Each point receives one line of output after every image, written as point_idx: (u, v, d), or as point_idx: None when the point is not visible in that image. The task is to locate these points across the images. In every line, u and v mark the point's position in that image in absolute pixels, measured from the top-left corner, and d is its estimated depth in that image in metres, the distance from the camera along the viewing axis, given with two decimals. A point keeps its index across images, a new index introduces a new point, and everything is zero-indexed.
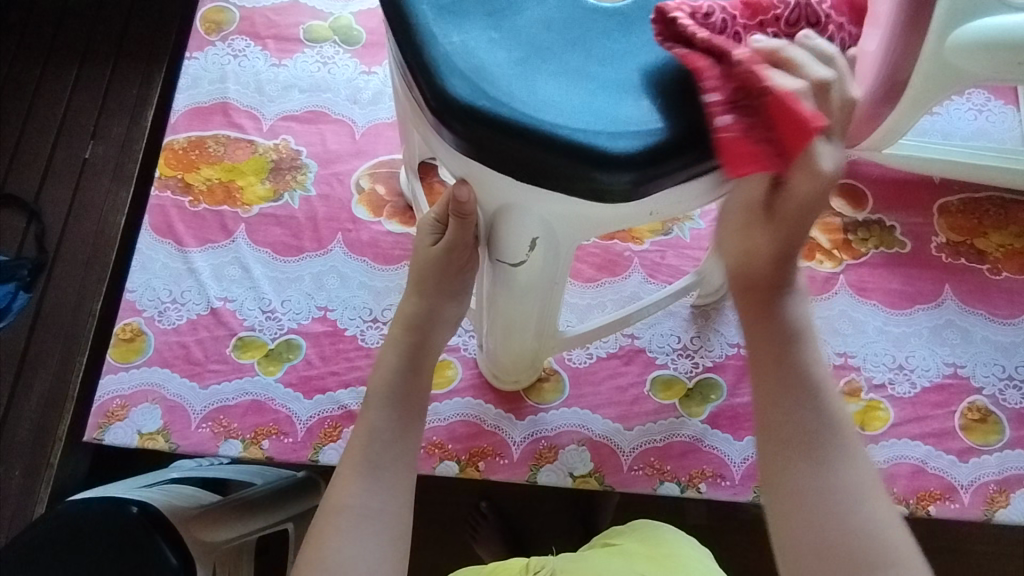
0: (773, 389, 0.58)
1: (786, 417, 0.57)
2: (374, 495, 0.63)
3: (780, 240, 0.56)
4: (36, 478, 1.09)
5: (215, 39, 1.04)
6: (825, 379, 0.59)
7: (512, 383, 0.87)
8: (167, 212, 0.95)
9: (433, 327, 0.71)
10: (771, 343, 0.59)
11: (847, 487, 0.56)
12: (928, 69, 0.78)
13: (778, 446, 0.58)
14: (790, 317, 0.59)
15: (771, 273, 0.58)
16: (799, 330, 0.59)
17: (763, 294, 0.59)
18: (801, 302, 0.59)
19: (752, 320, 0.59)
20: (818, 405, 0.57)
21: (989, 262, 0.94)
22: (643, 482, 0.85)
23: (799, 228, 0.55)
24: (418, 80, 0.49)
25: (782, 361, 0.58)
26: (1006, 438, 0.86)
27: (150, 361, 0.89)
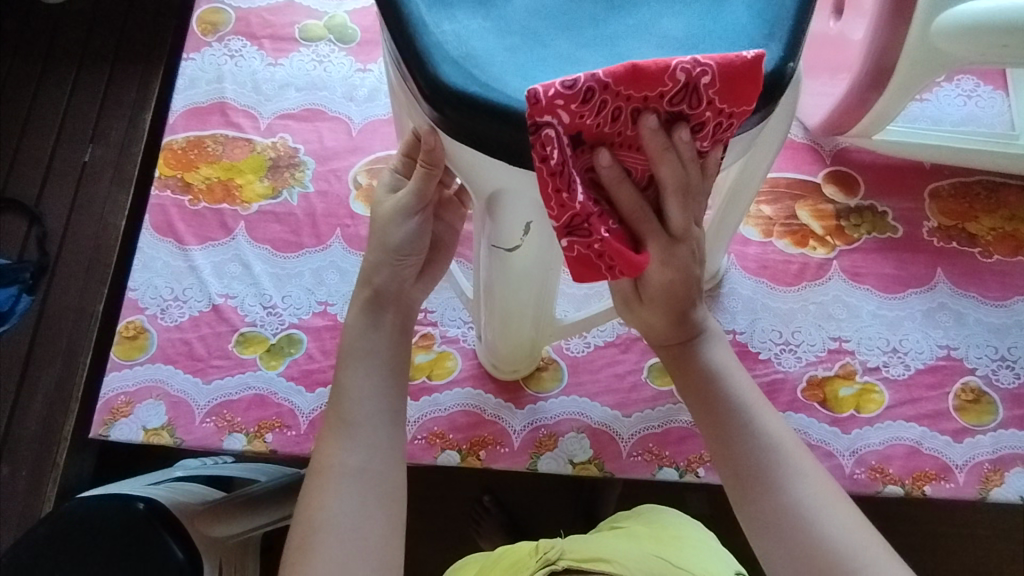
0: (714, 430, 0.61)
1: (729, 456, 0.60)
2: (357, 453, 0.61)
3: (663, 312, 0.62)
4: (44, 478, 1.10)
5: (211, 40, 1.06)
6: (763, 411, 0.61)
7: (511, 372, 0.88)
8: (167, 211, 0.97)
9: (393, 268, 0.66)
10: (700, 386, 0.62)
11: (798, 509, 0.57)
12: (915, 54, 0.79)
13: (734, 479, 0.59)
14: (703, 359, 0.63)
15: (677, 329, 0.63)
16: (719, 370, 0.63)
17: (671, 348, 0.65)
18: (710, 343, 0.64)
19: (666, 357, 0.65)
20: (755, 432, 0.60)
21: (981, 245, 0.95)
22: (642, 468, 0.86)
23: (679, 297, 0.61)
24: (409, 68, 0.50)
25: (713, 404, 0.61)
26: (999, 418, 0.87)
27: (153, 358, 0.90)
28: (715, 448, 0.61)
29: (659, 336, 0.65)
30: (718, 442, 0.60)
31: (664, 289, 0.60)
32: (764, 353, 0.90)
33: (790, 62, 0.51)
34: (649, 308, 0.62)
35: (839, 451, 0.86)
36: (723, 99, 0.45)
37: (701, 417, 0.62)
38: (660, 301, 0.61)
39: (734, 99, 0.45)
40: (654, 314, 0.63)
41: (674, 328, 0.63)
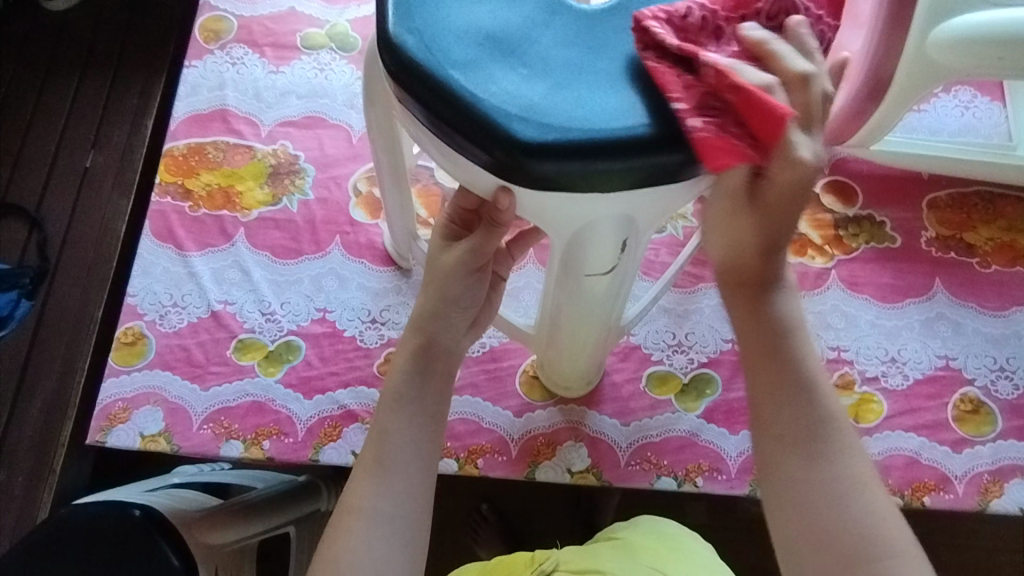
0: (768, 389, 0.56)
1: (778, 419, 0.55)
2: (387, 497, 0.60)
3: (767, 228, 0.54)
4: (39, 484, 1.10)
5: (213, 48, 1.06)
6: (820, 377, 0.56)
7: (563, 390, 0.88)
8: (167, 217, 0.97)
9: (460, 313, 0.68)
10: (766, 341, 0.56)
11: (843, 483, 0.53)
12: (912, 66, 0.79)
13: (775, 440, 0.55)
14: (778, 308, 0.57)
15: (761, 267, 0.56)
16: (789, 326, 0.57)
17: (748, 289, 0.57)
18: (787, 293, 0.57)
19: (738, 299, 0.57)
20: (810, 398, 0.55)
21: (979, 256, 0.95)
22: (640, 477, 0.86)
23: (789, 213, 0.53)
24: (479, 140, 0.52)
25: (775, 358, 0.56)
26: (998, 428, 0.87)
27: (151, 364, 0.90)
28: (763, 407, 0.56)
29: (736, 272, 0.57)
30: (772, 403, 0.56)
31: (786, 193, 0.52)
32: None
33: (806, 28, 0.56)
34: (757, 219, 0.54)
35: None
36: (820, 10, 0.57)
37: (758, 372, 0.56)
38: (777, 211, 0.53)
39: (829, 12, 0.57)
40: (752, 233, 0.55)
41: (761, 264, 0.56)
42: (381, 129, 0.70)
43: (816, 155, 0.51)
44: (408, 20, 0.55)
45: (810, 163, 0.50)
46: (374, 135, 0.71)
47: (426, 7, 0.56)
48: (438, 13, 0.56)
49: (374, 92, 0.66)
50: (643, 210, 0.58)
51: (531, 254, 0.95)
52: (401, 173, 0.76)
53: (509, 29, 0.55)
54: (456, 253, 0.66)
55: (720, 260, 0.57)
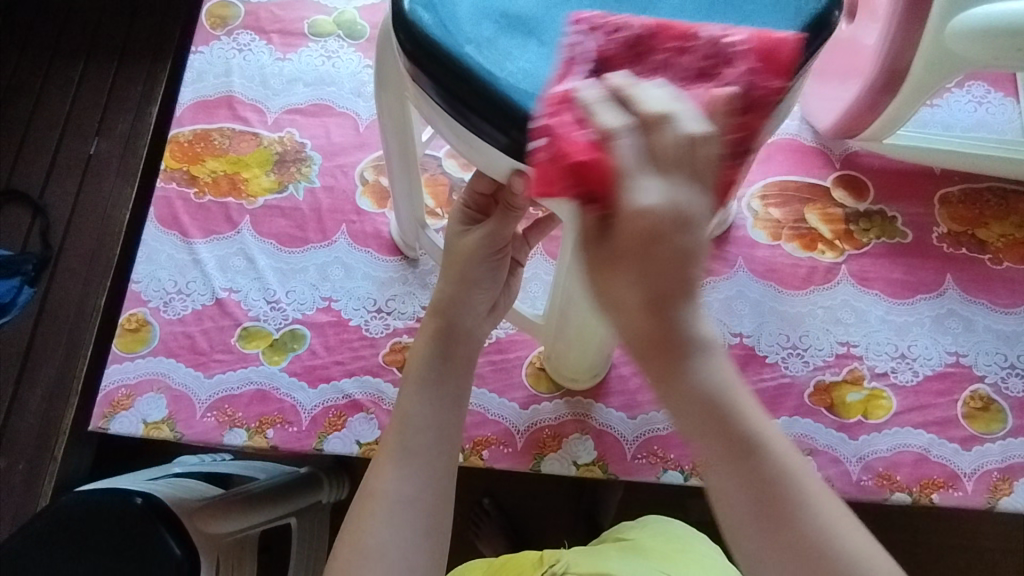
0: (730, 459, 0.47)
1: (735, 492, 0.47)
2: (409, 482, 0.59)
3: (646, 282, 0.40)
4: (39, 472, 1.09)
5: (220, 34, 1.05)
6: (773, 438, 0.48)
7: (569, 381, 0.88)
8: (172, 203, 0.96)
9: (478, 295, 0.67)
10: (705, 410, 0.45)
11: (822, 546, 0.47)
12: (930, 56, 0.79)
13: (756, 515, 0.48)
14: (703, 371, 0.44)
15: (660, 328, 0.42)
16: (716, 393, 0.45)
17: (662, 356, 0.43)
18: (706, 350, 0.44)
19: (652, 359, 0.43)
20: (768, 457, 0.47)
21: (991, 252, 0.94)
22: (647, 470, 0.85)
23: (663, 250, 0.39)
24: (495, 119, 0.51)
25: (730, 426, 0.46)
26: (1008, 426, 0.86)
27: (155, 351, 0.89)
28: (714, 476, 0.48)
29: (640, 338, 0.43)
30: (713, 467, 0.48)
31: (642, 237, 0.39)
32: (771, 356, 0.89)
33: (834, 11, 0.55)
34: (633, 291, 0.41)
35: (846, 457, 0.85)
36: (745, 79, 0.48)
37: (712, 442, 0.47)
38: (634, 256, 0.40)
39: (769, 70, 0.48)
40: (632, 289, 0.41)
41: (656, 324, 0.42)
42: (392, 111, 0.69)
43: (663, 199, 0.39)
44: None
45: (659, 211, 0.39)
46: (384, 118, 0.69)
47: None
48: None
49: (385, 71, 0.64)
50: None
51: (539, 246, 0.94)
52: (410, 160, 0.76)
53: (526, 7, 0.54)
54: (474, 237, 0.66)
55: (627, 330, 0.43)
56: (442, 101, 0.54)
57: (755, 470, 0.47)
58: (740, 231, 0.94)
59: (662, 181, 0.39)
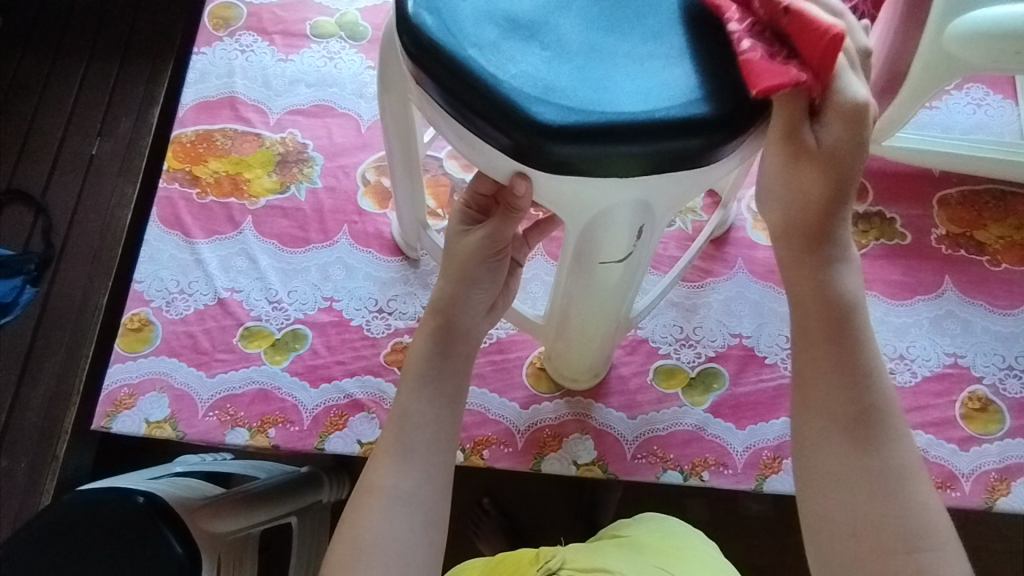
0: (853, 376, 0.60)
1: (826, 398, 0.60)
2: (406, 477, 0.61)
3: (829, 175, 0.55)
4: (42, 470, 1.10)
5: (223, 35, 1.06)
6: (880, 401, 0.60)
7: (569, 381, 0.88)
8: (175, 204, 0.97)
9: (478, 295, 0.67)
10: (822, 320, 0.60)
11: (904, 483, 0.59)
12: (927, 59, 0.79)
13: (847, 428, 0.59)
14: (842, 281, 0.60)
15: (819, 221, 0.58)
16: (850, 302, 0.60)
17: (803, 250, 0.60)
18: (856, 298, 0.61)
19: (803, 273, 0.60)
20: (879, 389, 0.60)
21: (989, 254, 0.95)
22: (646, 470, 0.86)
23: (846, 168, 0.55)
24: (496, 120, 0.52)
25: (851, 346, 0.60)
26: (1006, 427, 0.86)
27: (157, 350, 0.90)
28: (817, 400, 0.61)
29: (801, 222, 0.59)
30: (818, 382, 0.61)
31: (834, 148, 0.54)
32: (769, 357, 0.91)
33: (831, 17, 0.55)
34: (815, 174, 0.55)
35: None
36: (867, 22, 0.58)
37: (826, 364, 0.60)
38: (821, 161, 0.55)
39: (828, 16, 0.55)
40: (778, 151, 0.56)
41: (821, 217, 0.58)
42: (394, 113, 0.69)
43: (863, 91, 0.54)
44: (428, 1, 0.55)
45: (860, 96, 0.54)
46: (387, 120, 0.70)
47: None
48: None
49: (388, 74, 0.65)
50: (658, 194, 0.57)
51: (540, 247, 0.95)
52: (413, 162, 0.76)
53: (527, 14, 0.55)
54: (474, 239, 0.65)
55: (772, 213, 0.60)
56: (445, 103, 0.54)
57: (861, 400, 0.60)
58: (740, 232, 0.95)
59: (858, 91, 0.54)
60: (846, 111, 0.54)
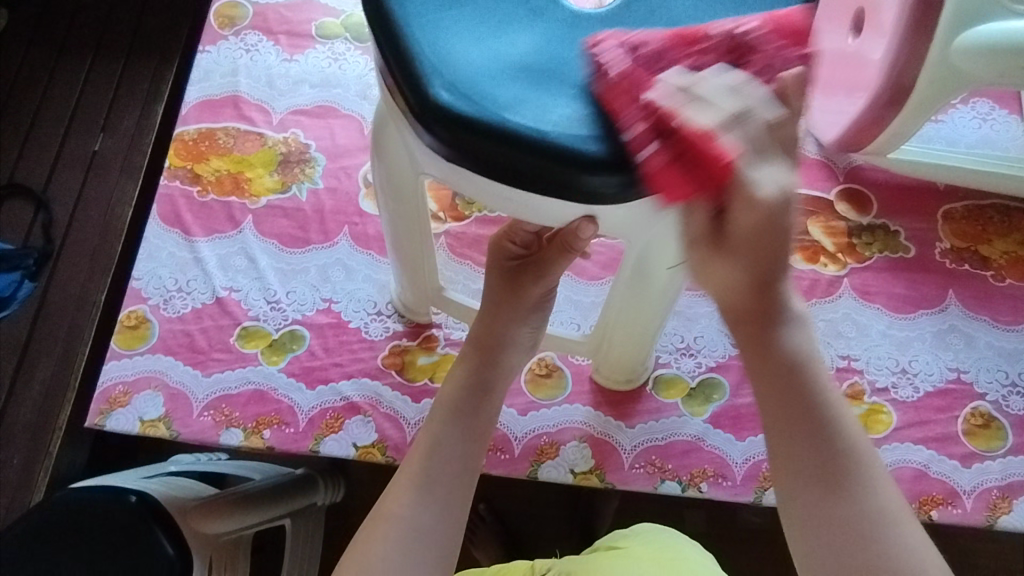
0: (806, 430, 0.50)
1: (801, 456, 0.50)
2: (424, 510, 0.59)
3: (749, 265, 0.49)
4: (35, 466, 1.09)
5: (228, 34, 1.06)
6: (848, 425, 0.51)
7: (624, 382, 0.88)
8: (175, 201, 0.96)
9: (513, 351, 0.70)
10: (790, 378, 0.51)
11: (872, 518, 0.49)
12: (935, 72, 0.78)
13: (823, 488, 0.50)
14: (791, 345, 0.51)
15: (756, 301, 0.51)
16: (800, 360, 0.51)
17: (751, 327, 0.51)
18: (800, 328, 0.51)
19: (749, 320, 0.51)
20: (839, 433, 0.50)
21: (993, 269, 0.94)
22: (644, 480, 0.85)
23: (771, 241, 0.48)
24: (560, 178, 0.51)
25: (800, 400, 0.50)
26: (1009, 444, 0.85)
27: (153, 348, 0.89)
28: (785, 449, 0.51)
29: (740, 310, 0.51)
30: (773, 426, 0.51)
31: (756, 226, 0.47)
32: None
33: None
34: (730, 259, 0.50)
35: None
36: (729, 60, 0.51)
37: (793, 420, 0.50)
38: (741, 247, 0.49)
39: (739, 66, 0.51)
40: (735, 271, 0.50)
41: (758, 299, 0.50)
42: (394, 197, 0.69)
43: (780, 189, 0.48)
44: (439, 76, 0.52)
45: (772, 199, 0.47)
46: (383, 199, 0.70)
47: (446, 58, 0.53)
48: (459, 58, 0.53)
49: (385, 158, 0.65)
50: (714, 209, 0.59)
51: None
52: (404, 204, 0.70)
53: (540, 53, 0.54)
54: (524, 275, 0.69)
55: (714, 295, 0.52)
56: (489, 175, 0.53)
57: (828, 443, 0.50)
58: None
59: (780, 182, 0.48)
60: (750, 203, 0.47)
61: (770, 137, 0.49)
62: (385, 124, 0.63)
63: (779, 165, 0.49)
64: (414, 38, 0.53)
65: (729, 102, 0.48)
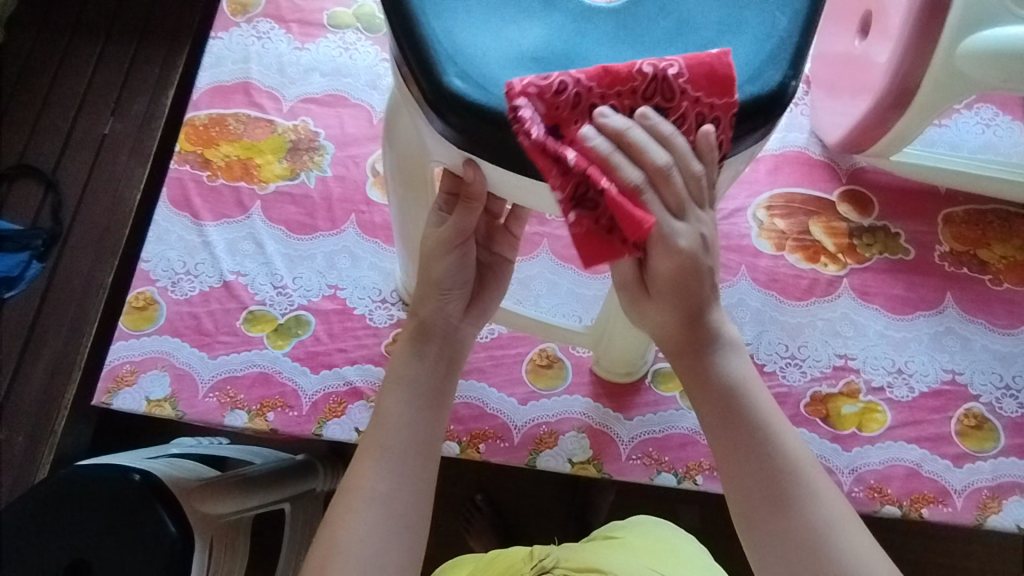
0: (745, 452, 0.54)
1: (743, 479, 0.54)
2: (387, 479, 0.57)
3: (673, 306, 0.55)
4: (40, 444, 1.10)
5: (240, 21, 1.06)
6: (795, 448, 0.54)
7: (625, 374, 0.89)
8: (185, 185, 0.97)
9: (445, 300, 0.67)
10: (727, 410, 0.55)
11: (816, 530, 0.52)
12: (940, 74, 0.79)
13: (768, 504, 0.53)
14: (721, 372, 0.56)
15: (687, 334, 0.56)
16: (735, 385, 0.55)
17: (686, 358, 0.57)
18: (739, 358, 0.56)
19: (688, 347, 0.56)
20: (777, 453, 0.53)
21: (991, 273, 0.95)
22: (641, 471, 0.86)
23: (691, 283, 0.53)
24: None
25: (737, 422, 0.55)
26: (1001, 445, 0.87)
27: (160, 329, 0.90)
28: (728, 469, 0.55)
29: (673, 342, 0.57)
30: (721, 447, 0.55)
31: (671, 281, 0.53)
32: (769, 365, 0.90)
33: None
34: (658, 305, 0.55)
35: (839, 467, 0.85)
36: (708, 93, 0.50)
37: (737, 445, 0.54)
38: (667, 292, 0.54)
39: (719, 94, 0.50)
40: (664, 311, 0.56)
41: (685, 332, 0.56)
42: (403, 185, 0.70)
43: (693, 239, 0.51)
44: (453, 65, 0.53)
45: (686, 250, 0.51)
46: (394, 187, 0.72)
47: (460, 48, 0.54)
48: (473, 49, 0.54)
49: (396, 144, 0.68)
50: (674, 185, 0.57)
51: (544, 245, 0.95)
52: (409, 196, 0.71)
53: (553, 44, 0.55)
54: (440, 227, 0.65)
55: (656, 336, 0.58)
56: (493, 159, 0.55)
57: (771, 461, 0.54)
58: (745, 240, 0.95)
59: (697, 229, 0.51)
60: (661, 244, 0.51)
61: (687, 189, 0.50)
62: (396, 111, 0.65)
63: (688, 219, 0.51)
64: (430, 29, 0.54)
65: (658, 155, 0.49)
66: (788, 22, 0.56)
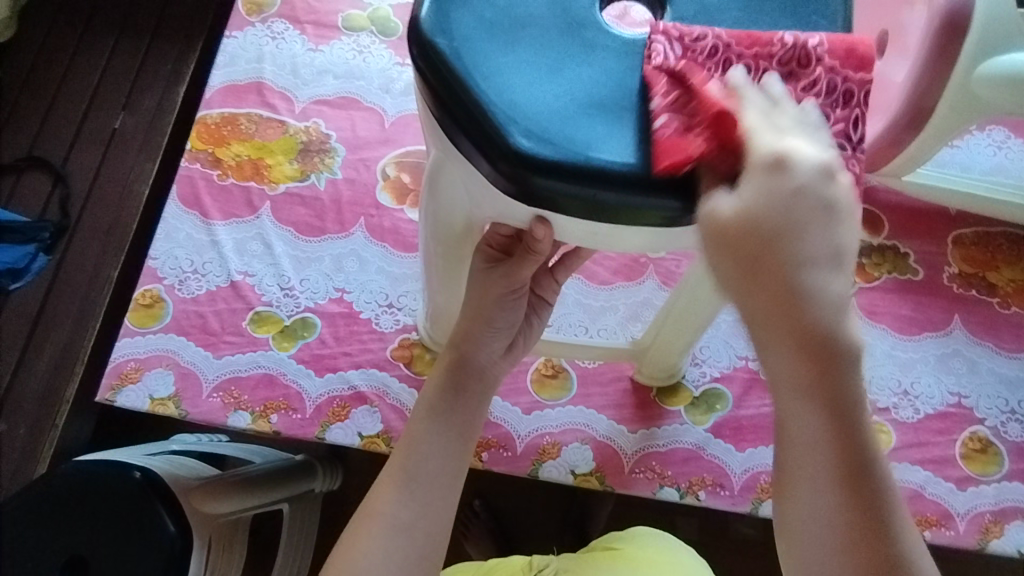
0: (838, 438, 0.45)
1: (815, 460, 0.46)
2: (407, 508, 0.60)
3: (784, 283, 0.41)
4: (40, 438, 1.10)
5: (255, 20, 1.06)
6: (879, 457, 0.46)
7: (651, 380, 0.89)
8: (195, 183, 0.97)
9: (494, 336, 0.66)
10: (833, 417, 0.44)
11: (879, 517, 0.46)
12: (954, 97, 0.80)
13: (848, 485, 0.46)
14: (848, 371, 0.43)
15: (801, 322, 0.42)
16: (852, 393, 0.44)
17: (806, 357, 0.42)
18: (855, 361, 0.43)
19: (791, 354, 0.43)
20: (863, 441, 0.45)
21: (1000, 296, 0.95)
22: (643, 485, 0.86)
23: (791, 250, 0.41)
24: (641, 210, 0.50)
25: (841, 410, 0.44)
26: (1004, 470, 0.87)
27: (166, 327, 0.90)
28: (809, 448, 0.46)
29: (788, 330, 0.42)
30: (796, 444, 0.46)
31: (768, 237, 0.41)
32: None
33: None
34: (768, 273, 0.42)
35: None
36: (843, 65, 0.50)
37: (827, 449, 0.45)
38: (765, 258, 0.42)
39: (857, 67, 0.50)
40: (754, 267, 0.42)
41: (808, 324, 0.42)
42: (443, 237, 0.66)
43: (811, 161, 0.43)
44: (511, 123, 0.50)
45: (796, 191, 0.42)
46: (430, 248, 0.69)
47: (515, 103, 0.50)
48: (524, 98, 0.51)
49: (438, 199, 0.63)
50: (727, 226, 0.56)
51: None
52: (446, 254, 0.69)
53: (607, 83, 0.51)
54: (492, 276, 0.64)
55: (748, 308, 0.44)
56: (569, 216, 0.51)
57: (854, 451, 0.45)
58: None
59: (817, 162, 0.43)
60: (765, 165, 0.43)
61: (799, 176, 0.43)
62: (439, 169, 0.60)
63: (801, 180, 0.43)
64: (479, 90, 0.51)
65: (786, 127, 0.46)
66: (826, 28, 0.54)
